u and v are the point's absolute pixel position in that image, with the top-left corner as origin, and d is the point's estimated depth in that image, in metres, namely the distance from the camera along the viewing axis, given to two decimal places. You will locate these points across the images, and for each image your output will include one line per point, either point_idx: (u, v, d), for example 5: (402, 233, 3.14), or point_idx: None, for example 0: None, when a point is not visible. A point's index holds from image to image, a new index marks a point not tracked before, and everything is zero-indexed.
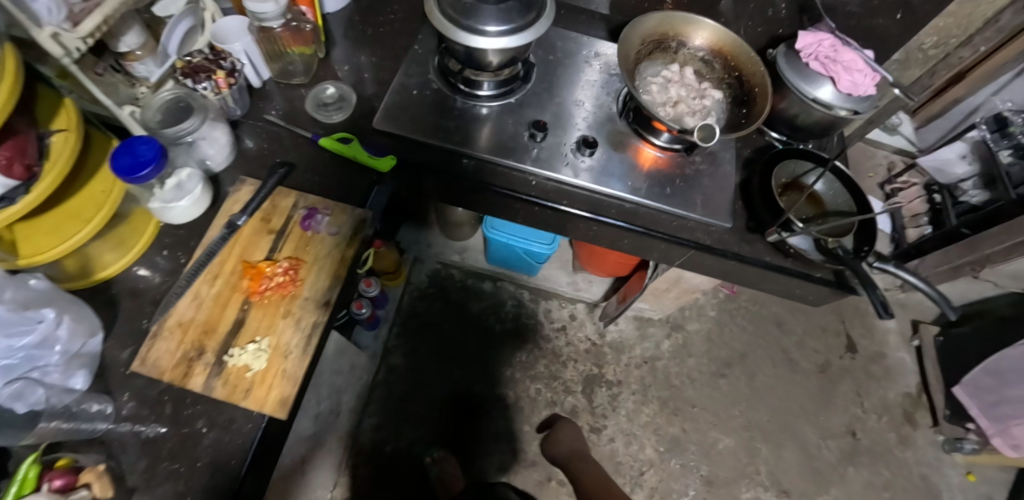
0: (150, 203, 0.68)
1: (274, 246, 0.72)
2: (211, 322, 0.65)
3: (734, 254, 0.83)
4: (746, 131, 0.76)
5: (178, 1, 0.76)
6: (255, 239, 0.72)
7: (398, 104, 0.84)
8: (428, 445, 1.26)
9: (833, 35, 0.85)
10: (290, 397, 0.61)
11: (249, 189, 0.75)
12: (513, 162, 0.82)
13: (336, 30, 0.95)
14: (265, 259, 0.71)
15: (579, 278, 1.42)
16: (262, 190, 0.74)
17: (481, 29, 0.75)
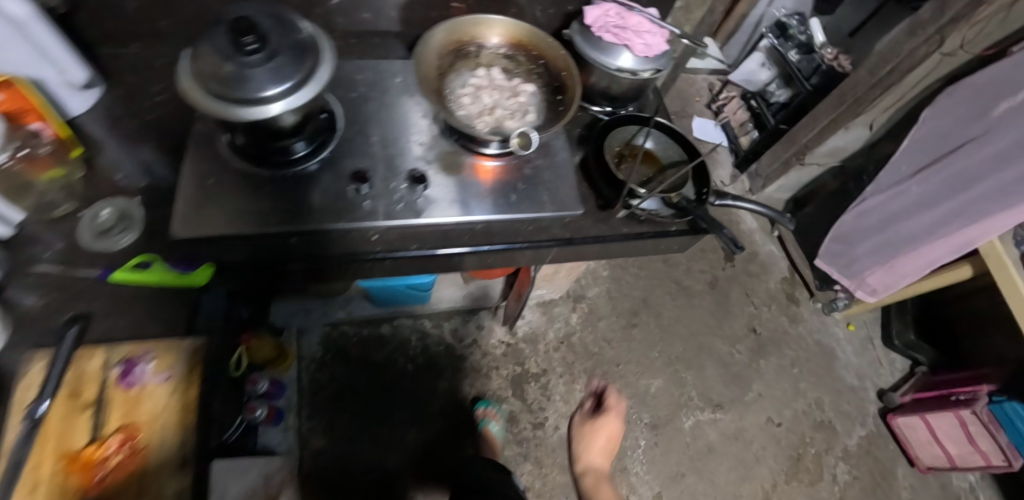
0: None
1: (97, 421, 0.61)
2: None
3: (594, 237, 0.84)
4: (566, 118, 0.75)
5: None
6: (70, 421, 0.60)
7: (193, 204, 0.72)
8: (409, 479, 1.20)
9: (616, 3, 0.87)
10: None
11: (41, 364, 0.62)
12: (347, 223, 0.75)
13: (96, 133, 0.80)
14: (91, 440, 0.59)
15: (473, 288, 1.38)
16: (55, 362, 0.61)
17: (258, 98, 0.66)
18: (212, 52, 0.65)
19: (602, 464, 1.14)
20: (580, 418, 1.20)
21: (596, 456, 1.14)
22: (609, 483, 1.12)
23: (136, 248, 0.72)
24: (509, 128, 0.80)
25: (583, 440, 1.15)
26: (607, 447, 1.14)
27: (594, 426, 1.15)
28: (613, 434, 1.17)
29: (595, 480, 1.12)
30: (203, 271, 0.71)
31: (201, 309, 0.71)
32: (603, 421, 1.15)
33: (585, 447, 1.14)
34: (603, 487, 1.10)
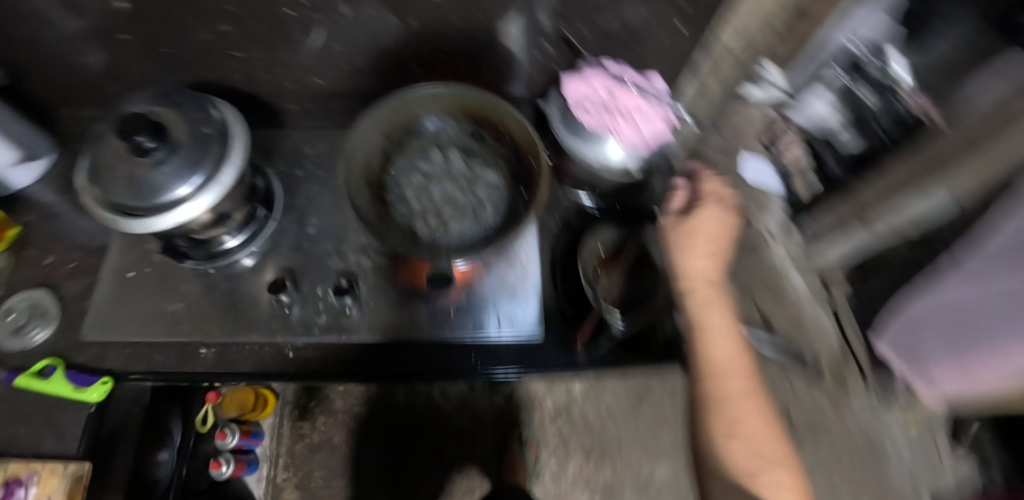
0: None
1: None
2: None
3: (551, 369, 0.68)
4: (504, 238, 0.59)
5: None
6: None
7: (112, 301, 0.69)
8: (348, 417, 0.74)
9: (609, 71, 0.70)
10: None
11: None
12: (259, 338, 0.67)
13: (38, 206, 0.76)
14: None
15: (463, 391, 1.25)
16: None
17: (150, 208, 0.59)
18: (112, 147, 0.60)
19: (713, 267, 0.52)
20: (670, 225, 0.55)
21: (696, 246, 0.52)
22: (726, 300, 0.51)
23: (49, 346, 0.67)
24: (449, 237, 0.67)
25: (687, 246, 0.52)
26: (721, 257, 0.52)
27: (710, 230, 0.52)
28: (723, 259, 0.53)
29: (700, 299, 0.50)
30: (100, 385, 0.64)
31: (107, 415, 0.65)
32: (706, 212, 0.52)
33: (686, 262, 0.52)
34: (713, 307, 0.49)
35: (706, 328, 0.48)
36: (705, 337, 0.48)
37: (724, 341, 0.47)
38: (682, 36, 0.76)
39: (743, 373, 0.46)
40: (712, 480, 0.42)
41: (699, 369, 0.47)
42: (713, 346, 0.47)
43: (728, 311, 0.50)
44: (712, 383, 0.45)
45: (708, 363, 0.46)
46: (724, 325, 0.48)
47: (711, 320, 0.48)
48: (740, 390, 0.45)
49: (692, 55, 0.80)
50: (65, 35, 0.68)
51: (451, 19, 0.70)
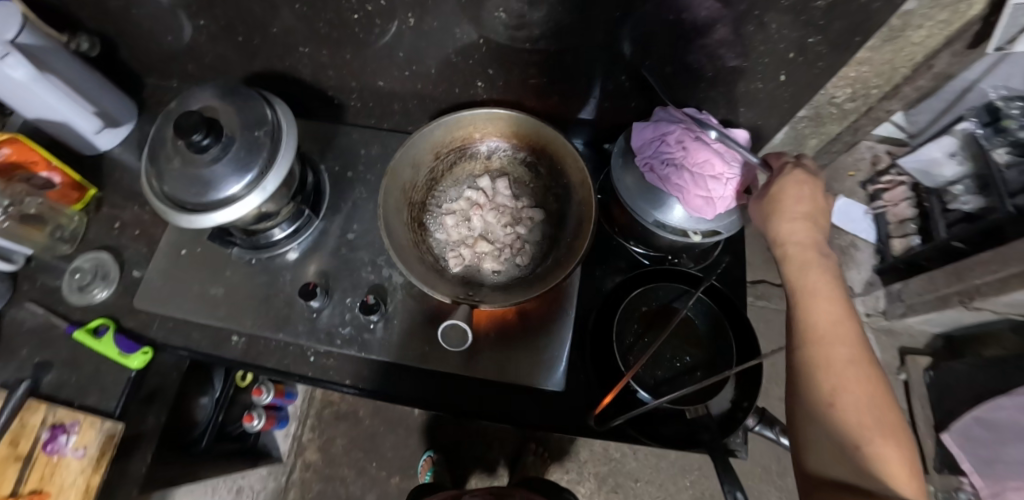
0: None
1: (19, 479, 0.62)
2: None
3: (562, 428, 0.64)
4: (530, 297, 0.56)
5: None
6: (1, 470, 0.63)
7: (163, 275, 0.73)
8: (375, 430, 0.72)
9: (681, 120, 0.62)
10: None
11: None
12: (287, 337, 0.69)
13: (117, 170, 0.81)
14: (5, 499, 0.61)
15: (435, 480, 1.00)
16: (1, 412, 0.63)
17: (203, 206, 0.61)
18: (173, 139, 0.62)
19: (811, 229, 0.52)
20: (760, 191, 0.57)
21: (795, 210, 0.53)
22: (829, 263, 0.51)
23: (107, 305, 0.73)
24: (481, 275, 0.65)
25: (786, 211, 0.53)
26: (816, 222, 0.53)
27: (804, 196, 0.53)
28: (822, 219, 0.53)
29: (800, 262, 0.51)
30: (141, 354, 0.68)
31: (146, 380, 0.70)
32: (789, 179, 0.53)
33: (781, 228, 0.53)
34: (813, 270, 0.50)
35: (811, 288, 0.49)
36: (810, 300, 0.49)
37: (828, 305, 0.48)
38: (778, 83, 0.66)
39: (848, 333, 0.47)
40: (816, 438, 0.44)
41: (804, 330, 0.48)
42: (818, 311, 0.48)
43: (830, 270, 0.50)
44: (816, 345, 0.47)
45: (813, 326, 0.47)
46: (829, 288, 0.49)
47: (813, 284, 0.49)
48: (847, 349, 0.46)
49: (788, 104, 0.70)
50: (151, 14, 0.70)
51: (521, 38, 0.65)
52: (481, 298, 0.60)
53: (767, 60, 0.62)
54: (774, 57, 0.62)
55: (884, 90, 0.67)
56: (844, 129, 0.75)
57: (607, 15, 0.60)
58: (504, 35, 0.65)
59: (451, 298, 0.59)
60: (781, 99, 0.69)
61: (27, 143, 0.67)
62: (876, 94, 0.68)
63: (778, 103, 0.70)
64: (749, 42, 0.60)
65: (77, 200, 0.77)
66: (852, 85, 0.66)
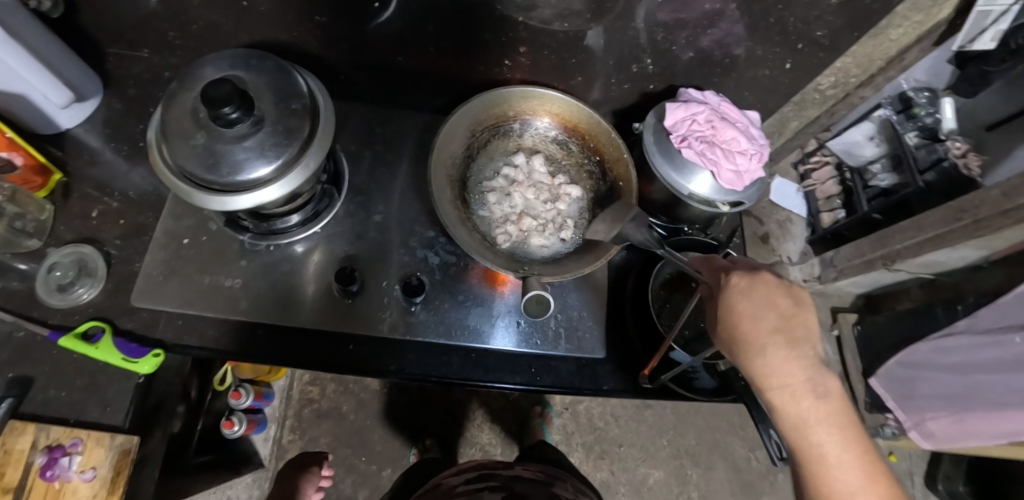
0: None
1: None
2: None
3: (607, 392, 0.68)
4: (593, 266, 0.59)
5: None
6: None
7: (163, 269, 0.65)
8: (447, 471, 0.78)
9: (706, 103, 0.69)
10: None
11: None
12: (321, 325, 0.65)
13: (83, 153, 0.71)
14: None
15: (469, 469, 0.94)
16: None
17: (236, 187, 0.56)
18: (193, 113, 0.55)
19: (783, 351, 0.47)
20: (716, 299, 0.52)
21: (759, 334, 0.48)
22: (814, 382, 0.47)
23: (93, 306, 0.63)
24: (526, 250, 0.66)
25: (748, 338, 0.48)
26: (785, 328, 0.48)
27: (758, 312, 0.48)
28: (792, 326, 0.49)
29: (779, 402, 0.48)
30: (151, 357, 0.61)
31: (154, 387, 0.62)
32: (733, 297, 0.49)
33: (755, 365, 0.48)
34: (785, 387, 0.47)
35: (800, 423, 0.47)
36: (799, 439, 0.47)
37: (819, 437, 0.46)
38: (781, 71, 0.73)
39: (845, 464, 0.46)
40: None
41: (803, 467, 0.47)
42: (812, 450, 0.46)
43: (811, 397, 0.47)
44: (816, 483, 0.46)
45: (812, 467, 0.46)
46: (816, 416, 0.46)
47: (799, 420, 0.47)
48: (848, 483, 0.45)
49: (783, 89, 0.78)
50: None
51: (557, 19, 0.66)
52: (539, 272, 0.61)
53: (777, 49, 0.69)
54: (784, 48, 0.68)
55: (860, 78, 0.77)
56: (822, 113, 0.84)
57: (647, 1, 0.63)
58: (543, 18, 0.65)
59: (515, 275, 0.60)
60: (780, 85, 0.77)
61: None
62: (854, 82, 0.78)
63: (776, 89, 0.78)
64: (767, 33, 0.66)
65: (42, 186, 0.65)
66: (836, 73, 0.75)
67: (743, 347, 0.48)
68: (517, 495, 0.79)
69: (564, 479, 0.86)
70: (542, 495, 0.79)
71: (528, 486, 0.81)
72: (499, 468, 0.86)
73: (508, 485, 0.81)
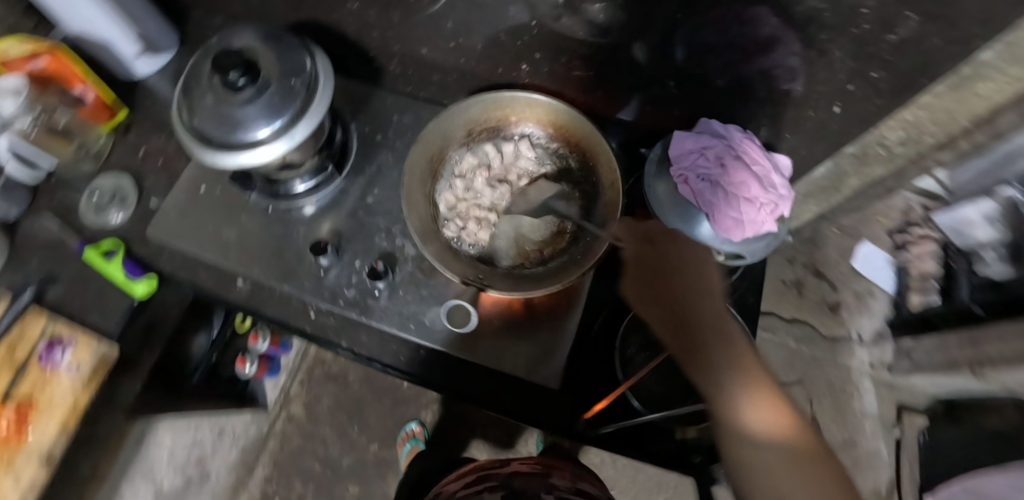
0: None
1: (14, 383, 0.62)
2: None
3: (546, 427, 0.64)
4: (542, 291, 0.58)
5: None
6: None
7: (179, 209, 0.73)
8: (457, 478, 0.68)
9: (724, 138, 0.61)
10: None
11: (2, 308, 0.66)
12: (292, 289, 0.69)
13: (149, 98, 0.81)
14: None
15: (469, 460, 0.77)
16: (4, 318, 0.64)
17: (228, 147, 0.60)
18: (210, 75, 0.61)
19: (684, 264, 0.52)
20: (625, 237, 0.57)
21: (665, 254, 0.53)
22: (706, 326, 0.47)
23: (121, 229, 0.73)
24: (495, 256, 0.66)
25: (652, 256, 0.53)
26: (685, 278, 0.50)
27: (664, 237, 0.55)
28: (690, 277, 0.50)
29: (675, 305, 0.49)
30: (147, 280, 0.69)
31: (146, 309, 0.70)
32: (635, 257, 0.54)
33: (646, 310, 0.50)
34: (678, 329, 0.48)
35: (696, 323, 0.48)
36: (691, 340, 0.47)
37: (721, 338, 0.46)
38: (830, 114, 0.63)
39: (742, 361, 0.45)
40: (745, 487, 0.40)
41: (698, 372, 0.45)
42: (710, 347, 0.46)
43: (707, 302, 0.49)
44: (710, 383, 0.44)
45: (706, 365, 0.45)
46: (713, 320, 0.48)
47: (693, 321, 0.48)
48: (746, 421, 0.41)
49: (835, 136, 0.67)
50: None
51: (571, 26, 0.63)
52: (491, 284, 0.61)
53: (821, 86, 0.60)
54: (829, 87, 0.59)
55: (938, 139, 0.63)
56: (888, 174, 0.71)
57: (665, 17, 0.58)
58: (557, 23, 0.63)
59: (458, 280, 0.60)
60: (829, 131, 0.66)
61: (65, 53, 0.67)
62: (932, 142, 0.64)
63: (825, 134, 0.67)
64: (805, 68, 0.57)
65: (109, 119, 0.77)
66: (905, 128, 0.62)
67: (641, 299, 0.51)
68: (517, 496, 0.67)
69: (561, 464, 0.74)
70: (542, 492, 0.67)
71: (527, 481, 0.69)
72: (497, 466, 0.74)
73: (507, 483, 0.69)
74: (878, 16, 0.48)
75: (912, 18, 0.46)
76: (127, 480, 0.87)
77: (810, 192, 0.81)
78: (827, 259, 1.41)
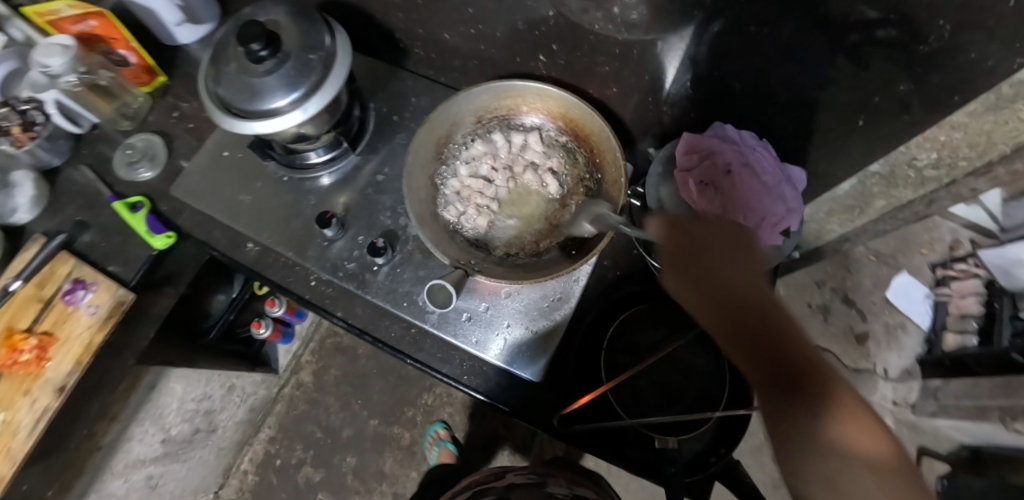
0: None
1: (39, 317, 0.67)
2: None
3: (525, 418, 0.64)
4: (535, 281, 0.59)
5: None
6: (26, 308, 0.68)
7: (203, 171, 0.77)
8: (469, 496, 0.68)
9: (734, 144, 0.59)
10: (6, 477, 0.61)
11: (36, 248, 0.71)
12: (297, 256, 0.72)
13: (187, 63, 0.86)
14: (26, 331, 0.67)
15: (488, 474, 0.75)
16: (37, 258, 0.70)
17: (244, 114, 0.63)
18: (235, 45, 0.64)
19: (750, 268, 0.44)
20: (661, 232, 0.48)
21: (720, 255, 0.45)
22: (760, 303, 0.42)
23: (150, 184, 0.78)
24: (493, 239, 0.68)
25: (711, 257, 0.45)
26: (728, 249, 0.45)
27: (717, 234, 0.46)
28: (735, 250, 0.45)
29: (751, 320, 0.41)
30: (165, 236, 0.73)
31: (163, 262, 0.75)
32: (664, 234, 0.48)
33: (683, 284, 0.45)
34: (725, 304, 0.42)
35: (778, 344, 0.40)
36: (773, 366, 0.39)
37: (806, 358, 0.39)
38: (852, 128, 0.60)
39: (833, 385, 0.38)
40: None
41: (786, 408, 0.38)
42: (800, 373, 0.38)
43: (785, 314, 0.41)
44: (802, 420, 0.37)
45: (800, 397, 0.38)
46: (798, 336, 0.40)
47: (774, 341, 0.40)
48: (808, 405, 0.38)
49: (858, 151, 0.64)
50: None
51: (586, 19, 0.63)
52: (479, 270, 0.63)
53: (843, 97, 0.57)
54: (854, 97, 0.56)
55: (974, 164, 0.56)
56: (917, 198, 0.65)
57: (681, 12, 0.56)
58: (575, 14, 0.63)
59: (449, 264, 0.62)
60: (851, 146, 0.63)
61: (111, 21, 0.72)
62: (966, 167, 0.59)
63: (846, 149, 0.64)
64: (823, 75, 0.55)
65: (147, 82, 0.82)
66: (938, 149, 0.56)
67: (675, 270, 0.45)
68: None
69: (561, 475, 0.70)
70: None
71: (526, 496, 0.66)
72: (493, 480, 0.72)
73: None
74: (903, 24, 0.45)
75: (945, 27, 0.43)
76: (138, 421, 0.93)
77: (832, 210, 0.77)
78: (859, 286, 1.32)
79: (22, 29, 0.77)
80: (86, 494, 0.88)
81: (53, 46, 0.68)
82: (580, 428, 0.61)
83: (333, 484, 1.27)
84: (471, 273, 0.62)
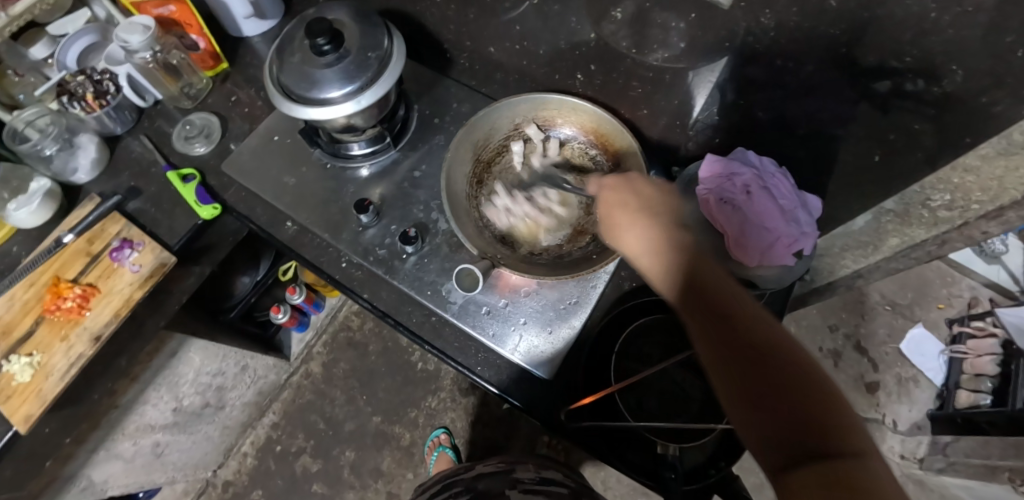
0: (5, 206, 0.73)
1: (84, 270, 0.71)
2: (9, 325, 0.68)
3: (535, 413, 0.66)
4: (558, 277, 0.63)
5: (75, 21, 0.84)
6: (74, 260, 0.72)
7: (253, 151, 0.83)
8: (446, 488, 0.70)
9: (754, 168, 0.63)
10: (33, 416, 0.64)
11: (91, 206, 0.76)
12: (331, 238, 0.77)
13: (248, 54, 0.92)
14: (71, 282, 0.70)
15: (460, 468, 0.77)
16: (92, 214, 0.74)
17: (302, 100, 0.67)
18: (302, 39, 0.69)
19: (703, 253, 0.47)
20: (616, 188, 0.55)
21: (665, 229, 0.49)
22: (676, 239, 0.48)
23: (202, 160, 0.84)
24: (518, 239, 0.73)
25: (665, 236, 0.49)
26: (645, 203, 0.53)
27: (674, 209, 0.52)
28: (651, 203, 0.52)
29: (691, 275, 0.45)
30: (210, 208, 0.79)
31: (204, 232, 0.79)
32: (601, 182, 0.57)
33: (615, 231, 0.52)
34: (650, 245, 0.49)
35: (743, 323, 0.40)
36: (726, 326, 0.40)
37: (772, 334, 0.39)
38: (869, 163, 0.63)
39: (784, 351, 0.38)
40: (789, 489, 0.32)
41: (743, 363, 0.38)
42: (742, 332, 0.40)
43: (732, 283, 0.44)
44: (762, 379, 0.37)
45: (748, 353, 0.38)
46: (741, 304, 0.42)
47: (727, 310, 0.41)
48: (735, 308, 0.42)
49: (874, 187, 0.67)
50: None
51: (623, 44, 0.68)
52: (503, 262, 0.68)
53: (863, 134, 0.60)
54: (873, 134, 0.59)
55: (986, 208, 0.55)
56: (930, 239, 0.64)
57: (713, 44, 0.61)
58: (615, 36, 0.68)
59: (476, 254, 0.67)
60: (868, 181, 0.66)
61: (189, 8, 0.79)
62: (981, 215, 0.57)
63: (862, 182, 0.67)
64: (844, 111, 0.59)
65: (211, 68, 0.88)
66: (951, 191, 0.58)
67: (615, 222, 0.53)
68: (475, 492, 0.65)
69: (530, 462, 0.72)
70: (502, 485, 0.65)
71: (491, 482, 0.67)
72: (463, 472, 0.73)
73: (471, 486, 0.67)
74: (920, 68, 0.48)
75: (958, 72, 0.46)
76: (155, 386, 0.96)
77: (846, 246, 0.78)
78: (873, 335, 1.35)
79: (105, 7, 0.85)
80: (96, 450, 0.90)
81: (136, 25, 0.76)
82: (580, 424, 0.63)
83: (329, 477, 1.28)
84: (497, 264, 0.67)
